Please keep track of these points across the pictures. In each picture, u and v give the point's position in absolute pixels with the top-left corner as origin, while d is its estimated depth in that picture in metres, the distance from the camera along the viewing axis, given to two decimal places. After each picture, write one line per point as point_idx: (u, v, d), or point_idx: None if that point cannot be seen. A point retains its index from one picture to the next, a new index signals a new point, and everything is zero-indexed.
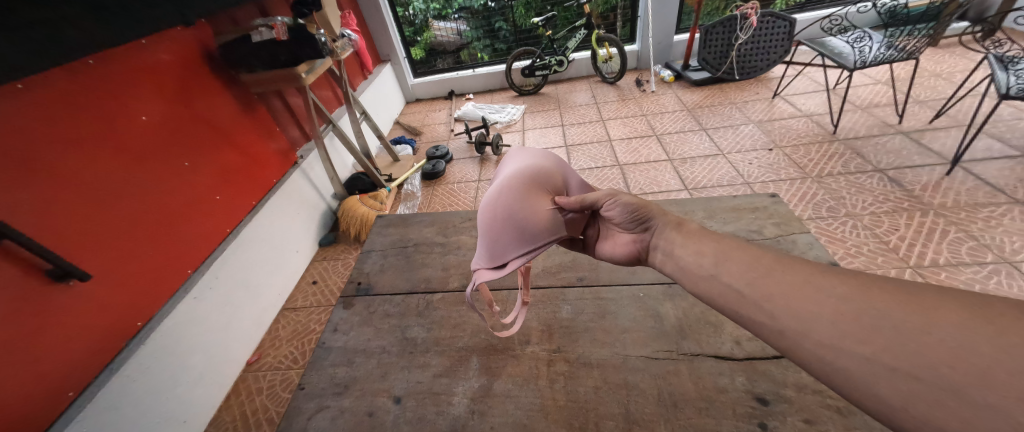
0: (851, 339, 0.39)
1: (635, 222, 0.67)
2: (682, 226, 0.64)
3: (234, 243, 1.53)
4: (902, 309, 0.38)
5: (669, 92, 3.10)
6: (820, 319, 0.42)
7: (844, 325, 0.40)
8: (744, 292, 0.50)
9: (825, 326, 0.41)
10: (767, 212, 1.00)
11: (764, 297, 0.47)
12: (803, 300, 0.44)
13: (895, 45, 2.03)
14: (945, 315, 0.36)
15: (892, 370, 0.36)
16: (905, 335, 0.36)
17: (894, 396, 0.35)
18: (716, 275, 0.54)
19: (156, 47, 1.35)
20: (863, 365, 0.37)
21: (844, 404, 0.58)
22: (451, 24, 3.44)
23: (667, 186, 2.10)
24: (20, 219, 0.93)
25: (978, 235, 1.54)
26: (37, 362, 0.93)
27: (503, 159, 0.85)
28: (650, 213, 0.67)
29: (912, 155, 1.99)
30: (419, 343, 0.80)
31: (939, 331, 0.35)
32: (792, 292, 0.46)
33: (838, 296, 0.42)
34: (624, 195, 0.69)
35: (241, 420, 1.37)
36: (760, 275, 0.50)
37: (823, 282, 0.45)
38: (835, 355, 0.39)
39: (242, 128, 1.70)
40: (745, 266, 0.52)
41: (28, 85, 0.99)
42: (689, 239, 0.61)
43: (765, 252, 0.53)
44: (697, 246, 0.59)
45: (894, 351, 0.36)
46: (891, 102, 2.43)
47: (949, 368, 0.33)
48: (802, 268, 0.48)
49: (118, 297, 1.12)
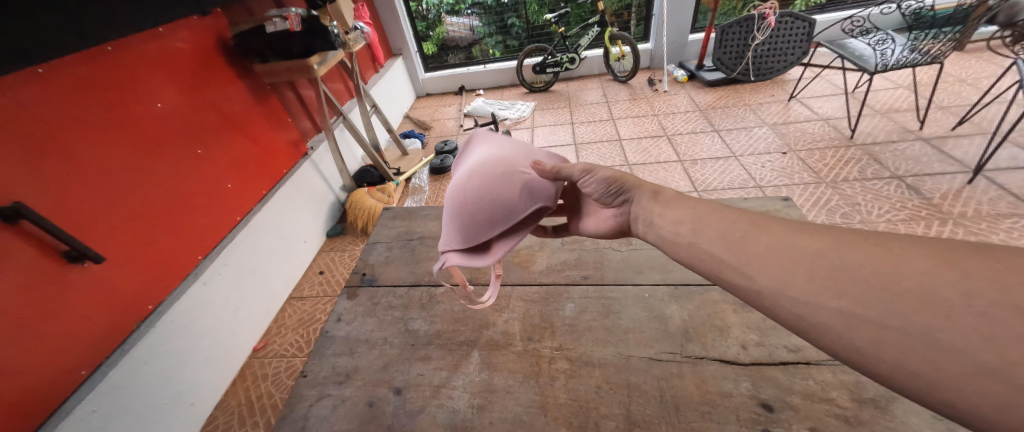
0: (827, 293, 0.41)
1: (613, 196, 0.68)
2: (660, 194, 0.64)
3: (244, 231, 1.55)
4: (870, 259, 0.40)
5: (681, 92, 3.05)
6: (798, 275, 0.44)
7: (820, 280, 0.42)
8: (725, 258, 0.51)
9: (801, 283, 0.43)
10: (779, 216, 0.98)
11: (746, 261, 0.49)
12: (780, 259, 0.46)
13: (918, 49, 1.98)
14: (913, 262, 0.38)
15: (865, 321, 0.38)
16: (877, 286, 0.38)
17: (868, 345, 0.37)
18: (695, 243, 0.55)
19: (174, 35, 1.38)
20: (838, 318, 0.40)
21: (853, 414, 0.56)
22: (463, 20, 3.43)
23: (677, 187, 2.08)
24: (38, 199, 0.95)
25: (999, 246, 1.50)
26: (51, 339, 0.95)
27: (470, 145, 0.84)
28: (626, 185, 0.67)
29: (933, 162, 1.94)
30: (422, 335, 0.80)
31: (909, 280, 0.37)
32: (771, 252, 0.47)
33: (812, 254, 0.44)
34: (602, 169, 0.68)
35: (246, 405, 1.39)
36: (739, 240, 0.51)
37: (801, 241, 0.46)
38: (812, 311, 0.41)
39: (255, 118, 1.72)
40: (723, 231, 0.53)
41: (49, 70, 1.01)
42: (669, 206, 0.61)
43: (741, 214, 0.55)
44: (677, 212, 0.60)
45: (865, 301, 0.38)
46: (913, 108, 2.36)
47: (917, 315, 0.35)
48: (780, 227, 0.50)
49: (131, 280, 1.15)
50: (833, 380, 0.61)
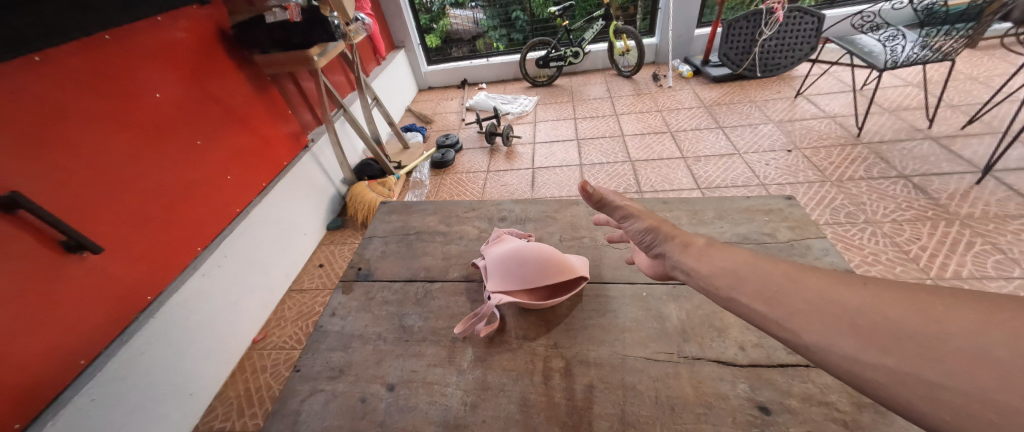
0: (872, 349, 0.38)
1: (648, 245, 0.68)
2: (689, 247, 0.62)
3: (244, 224, 1.55)
4: (913, 318, 0.37)
5: (686, 88, 3.01)
6: (840, 330, 0.41)
7: (862, 336, 0.39)
8: (762, 311, 0.48)
9: (844, 339, 0.40)
10: (782, 215, 0.96)
11: (785, 315, 0.46)
12: (823, 317, 0.43)
13: (929, 45, 1.93)
14: (955, 319, 0.35)
15: (919, 380, 0.35)
16: (923, 343, 0.36)
17: (924, 403, 0.34)
18: (733, 298, 0.52)
19: (173, 25, 1.37)
20: (889, 376, 0.37)
21: (852, 418, 0.55)
22: (467, 12, 3.39)
23: (679, 184, 2.06)
24: (36, 189, 0.94)
25: (1005, 247, 1.47)
26: (50, 329, 0.95)
27: (501, 236, 0.97)
28: (660, 237, 0.66)
29: (940, 162, 1.90)
30: (416, 331, 0.79)
31: (955, 338, 0.35)
32: (808, 307, 0.45)
33: (851, 311, 0.42)
34: (642, 217, 0.68)
35: (246, 396, 1.40)
36: (775, 292, 0.49)
37: (837, 295, 0.44)
38: (858, 367, 0.38)
39: (255, 110, 1.71)
40: (759, 283, 0.51)
41: (46, 59, 1.00)
42: (701, 260, 0.59)
43: (775, 263, 0.52)
44: (710, 267, 0.57)
45: (918, 361, 0.35)
46: (922, 106, 2.32)
47: (973, 376, 0.32)
48: (815, 279, 0.47)
49: (131, 271, 1.15)
50: (832, 384, 0.60)
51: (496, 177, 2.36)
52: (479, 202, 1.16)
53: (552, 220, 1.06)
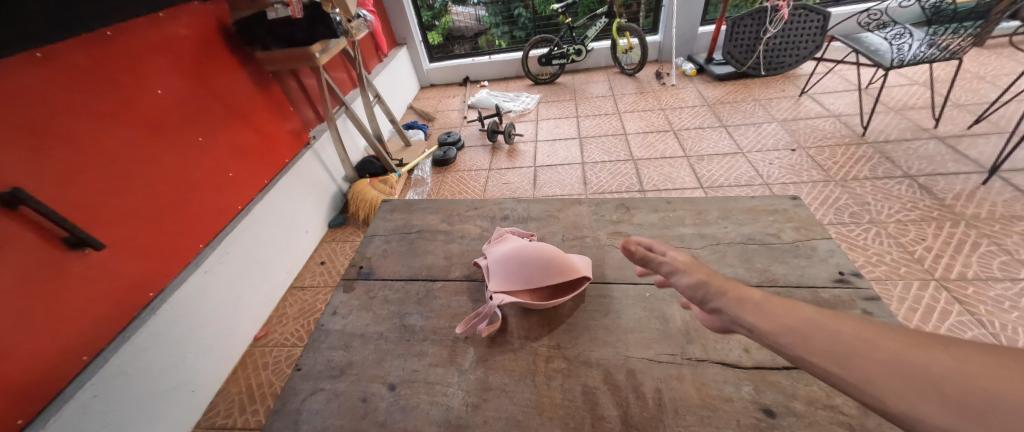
0: (962, 419, 0.32)
1: (699, 299, 0.60)
2: (744, 299, 0.55)
3: (246, 221, 1.55)
4: (1006, 386, 0.31)
5: (689, 86, 2.99)
6: (928, 399, 0.35)
7: (952, 405, 0.33)
8: (832, 371, 0.42)
9: (932, 408, 0.34)
10: (787, 215, 0.95)
11: (861, 378, 0.40)
12: (903, 387, 0.37)
13: (937, 44, 1.88)
14: None
15: None
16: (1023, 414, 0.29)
17: None
18: (799, 356, 0.46)
19: (175, 21, 1.36)
20: None
21: (858, 422, 0.55)
22: (470, 9, 3.37)
23: (682, 183, 2.04)
24: (39, 186, 0.94)
25: (1012, 249, 1.46)
26: (52, 325, 0.95)
27: (503, 235, 0.96)
28: (712, 290, 0.58)
29: (946, 162, 1.88)
30: (417, 330, 0.79)
31: None
32: (887, 368, 0.39)
33: (944, 379, 0.35)
34: (687, 269, 0.62)
35: (247, 393, 1.40)
36: (849, 350, 0.43)
37: (924, 360, 0.37)
38: None
39: (256, 106, 1.71)
40: (830, 339, 0.45)
41: (48, 54, 0.99)
42: (762, 315, 0.52)
43: (850, 318, 0.46)
44: (773, 323, 0.50)
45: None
46: (928, 105, 2.29)
47: None
48: (900, 339, 0.41)
49: (133, 268, 1.15)
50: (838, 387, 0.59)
51: (498, 175, 2.35)
52: (480, 201, 1.16)
53: (555, 219, 1.05)
